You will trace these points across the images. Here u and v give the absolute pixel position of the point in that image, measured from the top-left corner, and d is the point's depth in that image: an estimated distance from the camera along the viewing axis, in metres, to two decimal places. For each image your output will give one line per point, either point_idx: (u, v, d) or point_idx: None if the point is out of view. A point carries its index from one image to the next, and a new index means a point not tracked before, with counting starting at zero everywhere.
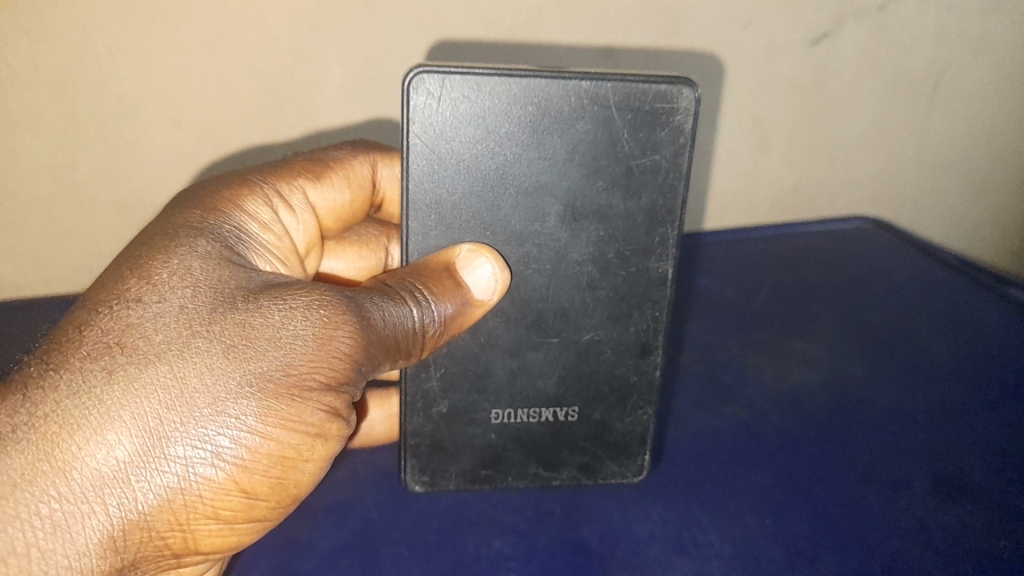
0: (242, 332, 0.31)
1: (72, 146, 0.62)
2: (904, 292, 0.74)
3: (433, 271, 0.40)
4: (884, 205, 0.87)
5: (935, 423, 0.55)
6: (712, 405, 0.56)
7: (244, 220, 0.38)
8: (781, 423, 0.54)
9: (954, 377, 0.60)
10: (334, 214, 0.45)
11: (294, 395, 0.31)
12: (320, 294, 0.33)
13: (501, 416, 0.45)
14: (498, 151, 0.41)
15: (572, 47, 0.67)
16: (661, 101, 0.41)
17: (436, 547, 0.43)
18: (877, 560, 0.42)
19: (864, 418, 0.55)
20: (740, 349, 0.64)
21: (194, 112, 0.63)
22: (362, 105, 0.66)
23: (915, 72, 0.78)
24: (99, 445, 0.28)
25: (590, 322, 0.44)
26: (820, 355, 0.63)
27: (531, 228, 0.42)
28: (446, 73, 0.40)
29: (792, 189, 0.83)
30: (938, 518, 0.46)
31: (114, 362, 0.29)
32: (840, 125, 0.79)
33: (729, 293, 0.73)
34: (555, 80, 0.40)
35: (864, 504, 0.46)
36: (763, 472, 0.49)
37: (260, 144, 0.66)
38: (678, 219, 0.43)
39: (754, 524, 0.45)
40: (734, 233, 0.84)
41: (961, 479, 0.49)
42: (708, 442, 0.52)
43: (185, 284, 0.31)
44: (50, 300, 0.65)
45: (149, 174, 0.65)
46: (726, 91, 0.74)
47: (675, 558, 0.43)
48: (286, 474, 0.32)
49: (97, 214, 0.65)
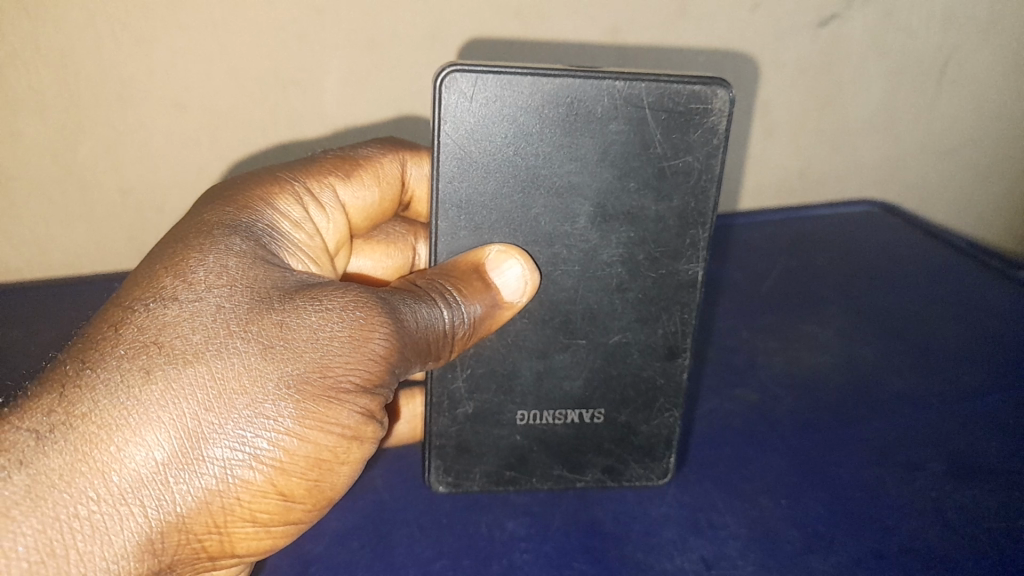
0: (280, 333, 0.31)
1: (71, 129, 0.61)
2: (918, 278, 0.73)
3: (463, 273, 0.40)
4: (893, 189, 0.87)
5: (950, 406, 0.54)
6: (726, 388, 0.57)
7: (276, 218, 0.38)
8: (795, 406, 0.54)
9: (968, 362, 0.59)
10: (363, 213, 0.45)
11: (330, 397, 0.32)
12: (354, 296, 0.34)
13: (526, 418, 0.45)
14: (530, 151, 0.40)
15: (578, 27, 0.67)
16: (695, 102, 0.40)
17: (453, 532, 0.43)
18: (893, 541, 0.42)
19: (878, 402, 0.55)
20: (751, 334, 0.64)
21: (196, 95, 0.63)
22: (371, 91, 0.66)
23: (923, 57, 0.77)
24: (138, 446, 0.28)
25: (619, 323, 0.44)
26: (832, 339, 0.63)
27: (561, 229, 0.42)
28: (478, 72, 0.39)
29: (799, 175, 0.83)
30: (953, 499, 0.45)
31: (152, 362, 0.29)
32: (850, 107, 0.79)
33: (739, 279, 0.73)
34: (589, 80, 0.40)
35: (882, 489, 0.46)
36: (779, 456, 0.49)
37: (262, 123, 0.65)
38: (709, 221, 0.42)
39: (770, 507, 0.45)
40: (743, 219, 0.83)
41: (975, 461, 0.49)
42: (722, 425, 0.52)
43: (221, 282, 0.32)
44: (49, 286, 0.66)
45: (151, 154, 0.65)
46: (732, 78, 0.73)
47: (691, 540, 0.43)
48: (322, 477, 0.32)
49: (99, 196, 0.65)
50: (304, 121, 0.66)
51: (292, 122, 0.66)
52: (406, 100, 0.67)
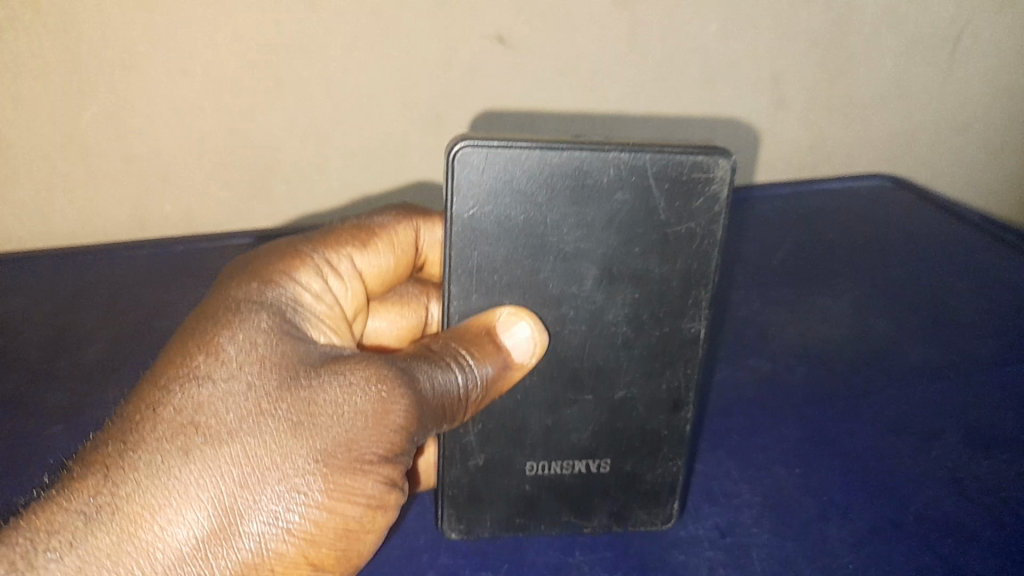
0: (308, 409, 0.34)
1: (68, 96, 0.70)
2: (930, 258, 0.82)
3: (474, 335, 0.42)
4: (900, 162, 0.99)
5: (964, 380, 0.62)
6: (741, 359, 0.66)
7: (298, 291, 0.40)
8: (810, 375, 0.64)
9: (975, 340, 0.67)
10: (379, 279, 0.46)
11: (355, 470, 0.34)
12: (376, 368, 0.37)
13: (535, 468, 0.47)
14: (538, 220, 0.42)
15: (597, 32, 0.78)
16: (697, 171, 0.42)
17: (469, 561, 0.47)
18: (911, 511, 0.50)
19: (894, 374, 0.63)
20: (766, 308, 0.74)
21: (202, 60, 0.71)
22: (445, 97, 0.78)
23: (938, 32, 0.89)
24: (179, 524, 0.30)
25: (625, 379, 0.46)
26: (844, 310, 0.73)
27: (568, 291, 0.43)
28: (488, 146, 0.41)
29: (808, 149, 0.94)
30: (970, 470, 0.53)
31: (190, 442, 0.31)
32: (856, 85, 0.90)
33: (750, 254, 0.83)
34: (595, 153, 0.41)
35: (897, 457, 0.54)
36: (794, 429, 0.58)
37: (268, 90, 0.74)
38: (711, 282, 0.44)
39: (784, 474, 0.53)
40: (760, 189, 0.94)
41: (987, 432, 0.57)
42: (740, 395, 0.61)
43: (251, 359, 0.34)
44: (50, 254, 0.77)
45: (149, 122, 0.73)
46: (735, 49, 0.83)
47: (705, 507, 0.51)
48: (349, 546, 0.35)
49: (102, 164, 0.74)
50: (354, 106, 0.77)
51: (362, 93, 0.76)
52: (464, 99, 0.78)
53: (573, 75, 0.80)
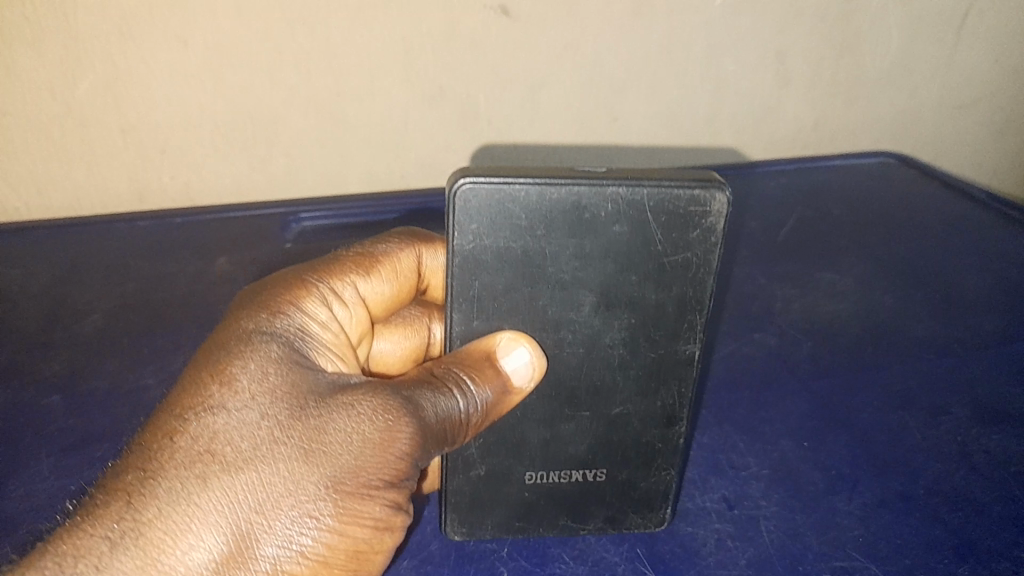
0: (318, 437, 0.36)
1: (64, 64, 0.70)
2: (941, 231, 0.83)
3: (475, 359, 0.43)
4: (903, 143, 0.99)
5: (968, 352, 0.64)
6: (747, 333, 0.68)
7: (306, 321, 0.42)
8: (812, 351, 0.65)
9: (981, 314, 0.69)
10: (382, 305, 0.48)
11: (363, 495, 0.36)
12: (382, 397, 0.39)
13: (533, 477, 0.49)
14: (536, 251, 0.43)
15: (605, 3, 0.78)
16: (694, 205, 0.43)
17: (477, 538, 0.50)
18: (921, 484, 0.52)
19: (902, 347, 0.65)
20: (768, 283, 0.75)
21: (200, 30, 0.71)
22: (453, 69, 0.79)
23: (943, 8, 0.89)
24: (199, 548, 0.32)
25: (621, 396, 0.48)
26: (848, 286, 0.74)
27: (565, 316, 0.45)
28: (488, 181, 0.42)
29: (813, 128, 0.94)
30: (980, 443, 0.55)
31: (208, 471, 0.33)
32: (868, 58, 0.90)
33: (755, 230, 0.84)
34: (592, 188, 0.42)
35: (909, 432, 0.56)
36: (804, 402, 0.60)
37: (272, 62, 0.74)
38: (706, 308, 0.45)
39: (792, 449, 0.55)
40: (764, 167, 0.93)
41: (994, 405, 0.59)
42: (743, 368, 0.63)
43: (263, 390, 0.36)
44: (47, 224, 0.78)
45: (145, 94, 0.73)
46: (743, 26, 0.83)
47: (713, 479, 0.53)
48: (360, 566, 0.37)
49: (100, 135, 0.75)
50: (357, 85, 0.77)
51: (365, 68, 0.76)
52: (470, 72, 0.79)
53: (579, 48, 0.80)
